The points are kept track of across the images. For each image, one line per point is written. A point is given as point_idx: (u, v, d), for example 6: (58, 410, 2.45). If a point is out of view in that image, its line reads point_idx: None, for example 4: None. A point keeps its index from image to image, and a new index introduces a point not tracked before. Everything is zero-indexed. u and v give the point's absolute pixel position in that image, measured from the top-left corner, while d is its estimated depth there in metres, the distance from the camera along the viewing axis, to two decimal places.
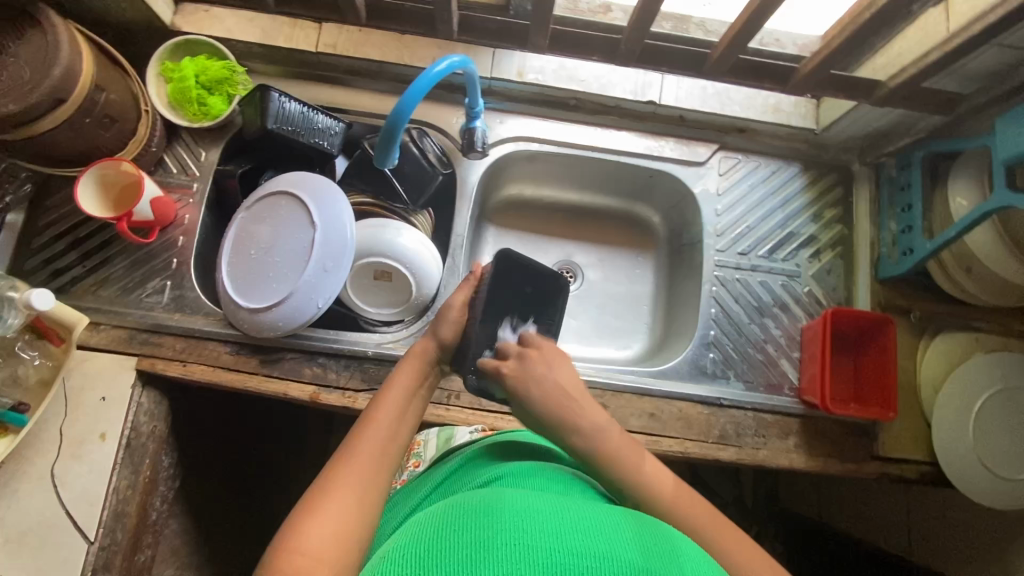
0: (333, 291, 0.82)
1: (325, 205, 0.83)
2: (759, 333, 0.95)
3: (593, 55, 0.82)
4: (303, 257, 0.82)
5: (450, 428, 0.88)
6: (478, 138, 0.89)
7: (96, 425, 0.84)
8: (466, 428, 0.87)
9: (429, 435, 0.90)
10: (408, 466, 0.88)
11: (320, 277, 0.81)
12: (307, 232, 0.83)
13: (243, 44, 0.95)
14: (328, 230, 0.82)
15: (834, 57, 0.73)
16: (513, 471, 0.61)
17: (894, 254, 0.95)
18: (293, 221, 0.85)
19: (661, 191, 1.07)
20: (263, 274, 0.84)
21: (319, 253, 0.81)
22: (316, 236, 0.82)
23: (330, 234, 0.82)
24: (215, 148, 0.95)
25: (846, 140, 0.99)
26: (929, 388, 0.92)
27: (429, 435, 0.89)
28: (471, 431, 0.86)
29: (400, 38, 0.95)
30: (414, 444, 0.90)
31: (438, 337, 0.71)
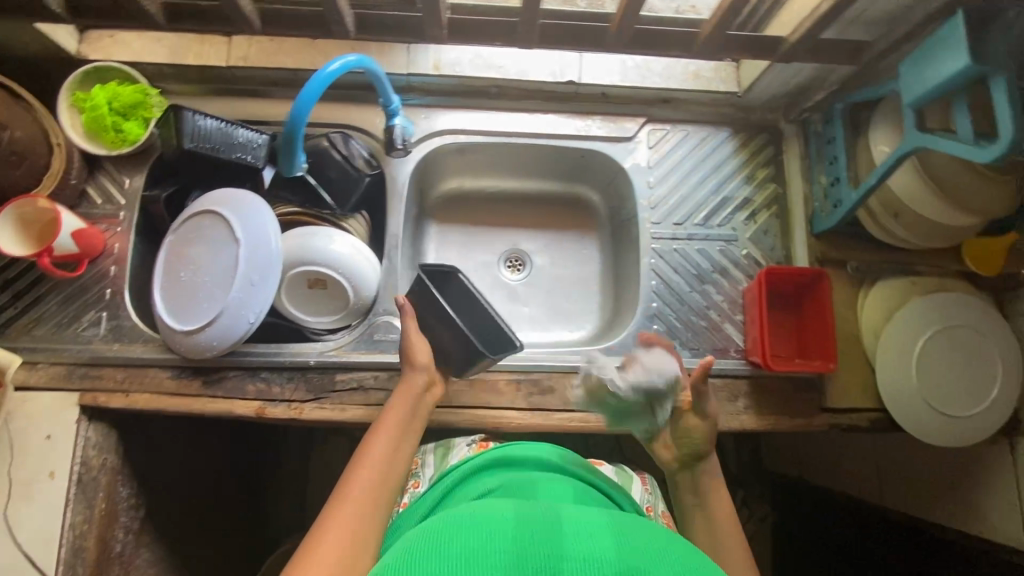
0: (263, 303, 0.81)
1: (248, 220, 0.83)
2: (701, 300, 0.96)
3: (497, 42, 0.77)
4: (230, 274, 0.82)
5: (447, 443, 0.88)
6: (399, 135, 0.92)
7: (45, 465, 0.84)
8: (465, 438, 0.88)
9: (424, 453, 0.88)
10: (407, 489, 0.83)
11: (250, 292, 0.80)
12: (233, 249, 0.82)
13: (153, 65, 0.93)
14: (252, 244, 0.82)
15: (732, 17, 0.73)
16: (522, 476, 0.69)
17: (826, 208, 0.95)
18: (220, 240, 0.84)
19: (596, 170, 1.07)
20: (195, 296, 0.83)
21: (246, 268, 0.81)
22: (242, 251, 0.81)
23: (255, 248, 0.81)
24: (139, 174, 0.94)
25: (770, 99, 0.99)
26: (871, 335, 0.94)
27: (424, 454, 0.88)
28: (469, 443, 0.86)
29: (311, 43, 0.94)
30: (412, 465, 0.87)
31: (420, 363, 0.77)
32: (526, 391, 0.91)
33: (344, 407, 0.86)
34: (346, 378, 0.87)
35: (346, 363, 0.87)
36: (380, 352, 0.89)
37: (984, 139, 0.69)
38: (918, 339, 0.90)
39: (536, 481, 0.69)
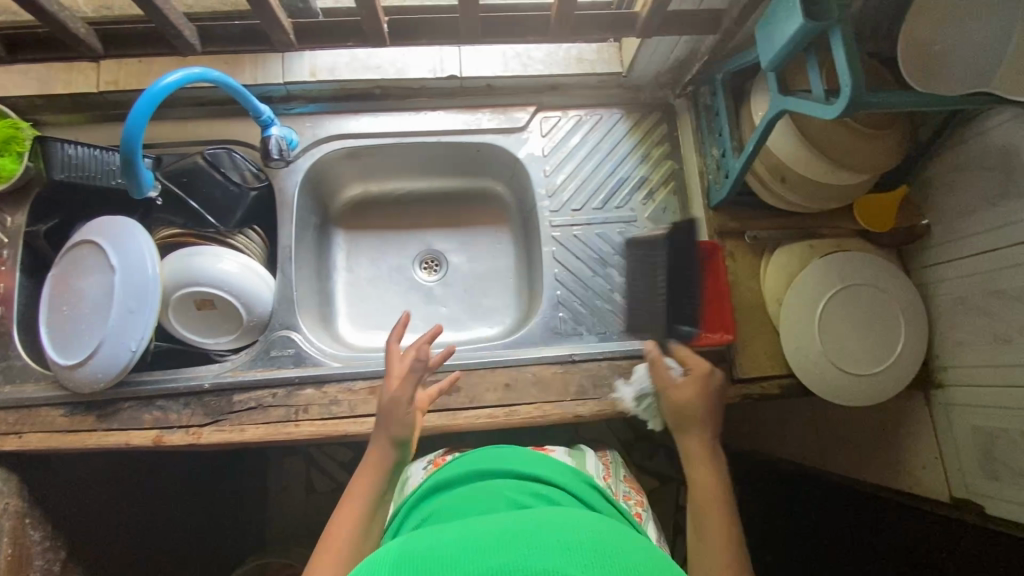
0: (141, 330, 0.80)
1: (122, 246, 0.81)
2: (605, 283, 0.95)
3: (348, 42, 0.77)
4: (109, 304, 0.80)
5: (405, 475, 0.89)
6: (274, 146, 0.90)
7: None
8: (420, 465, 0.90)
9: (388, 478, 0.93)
10: None
11: (129, 320, 0.79)
12: (110, 279, 0.80)
13: (22, 98, 0.91)
14: (128, 271, 0.80)
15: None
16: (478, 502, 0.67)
17: (719, 179, 0.94)
18: (98, 269, 0.82)
19: (496, 163, 1.06)
20: (77, 328, 0.82)
21: (125, 296, 0.79)
22: (119, 281, 0.80)
23: (133, 275, 0.80)
24: (19, 210, 0.91)
25: (657, 75, 0.98)
26: (775, 302, 0.93)
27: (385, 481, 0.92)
28: (424, 467, 0.89)
29: (182, 60, 0.92)
30: None
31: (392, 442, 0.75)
32: None
33: (243, 426, 0.84)
34: (243, 397, 0.86)
35: (243, 382, 0.86)
36: (279, 368, 0.88)
37: (838, 96, 0.68)
38: (820, 301, 0.89)
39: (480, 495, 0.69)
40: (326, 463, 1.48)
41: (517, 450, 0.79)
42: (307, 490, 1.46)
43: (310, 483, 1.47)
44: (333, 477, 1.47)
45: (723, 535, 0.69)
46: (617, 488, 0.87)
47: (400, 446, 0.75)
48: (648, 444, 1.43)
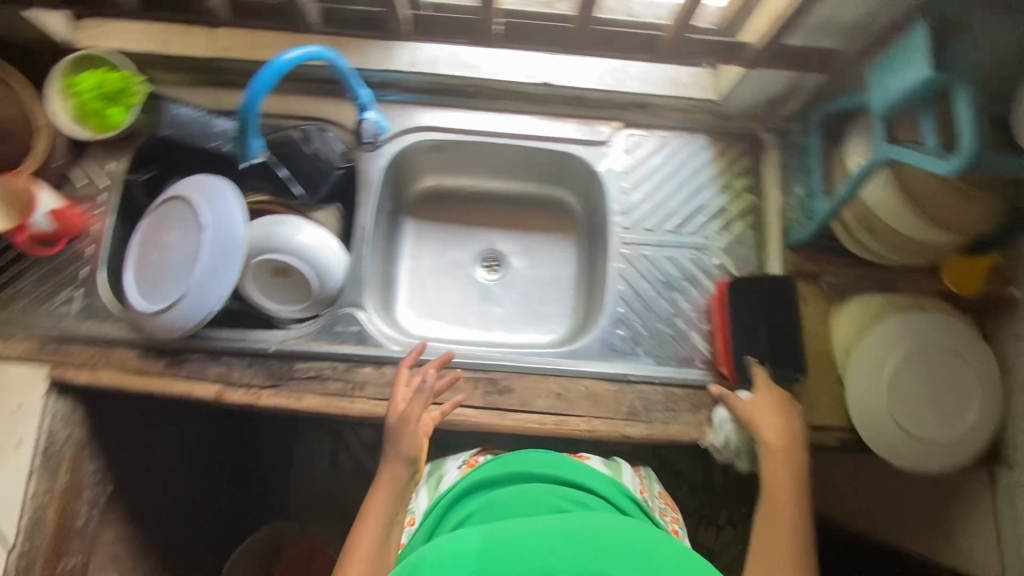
0: (221, 288, 0.83)
1: (214, 206, 0.84)
2: (669, 308, 0.94)
3: None
4: (196, 258, 0.84)
5: (438, 470, 0.87)
6: (368, 129, 0.94)
7: (11, 436, 0.86)
8: (453, 463, 0.87)
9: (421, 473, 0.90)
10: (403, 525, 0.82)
11: (214, 277, 0.82)
12: (200, 234, 0.84)
13: (141, 55, 0.96)
14: (220, 229, 0.83)
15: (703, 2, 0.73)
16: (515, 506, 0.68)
17: (801, 220, 0.93)
18: (191, 223, 0.86)
19: (573, 173, 1.06)
20: (163, 276, 0.86)
21: (213, 253, 0.83)
22: (208, 238, 0.83)
23: (223, 234, 0.83)
24: (122, 158, 0.97)
25: (750, 107, 0.97)
26: (842, 352, 0.91)
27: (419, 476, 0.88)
28: (457, 467, 0.86)
29: (291, 36, 0.96)
30: None
31: (403, 456, 0.82)
32: (484, 390, 0.89)
33: (301, 394, 0.87)
34: (305, 366, 0.89)
35: (307, 352, 0.89)
36: (340, 343, 0.91)
37: (952, 151, 0.66)
38: (890, 357, 0.87)
39: (518, 496, 0.69)
40: (353, 446, 1.46)
41: (552, 456, 0.78)
42: (331, 464, 1.45)
43: (334, 460, 1.46)
44: (357, 457, 1.45)
45: (789, 526, 0.76)
46: (653, 503, 0.86)
47: (410, 457, 0.82)
48: (673, 475, 1.40)
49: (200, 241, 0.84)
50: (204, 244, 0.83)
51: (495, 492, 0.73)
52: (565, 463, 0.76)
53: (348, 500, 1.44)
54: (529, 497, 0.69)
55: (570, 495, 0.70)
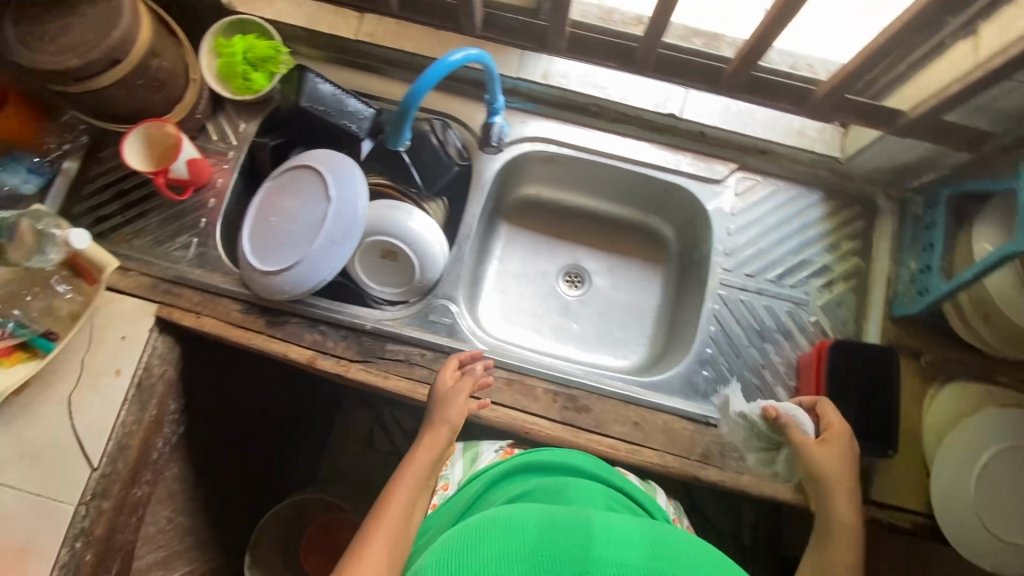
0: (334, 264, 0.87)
1: (341, 182, 0.88)
2: (758, 357, 0.93)
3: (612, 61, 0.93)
4: (316, 230, 0.87)
5: (474, 448, 0.88)
6: (495, 133, 0.95)
7: (113, 362, 0.91)
8: (490, 446, 0.88)
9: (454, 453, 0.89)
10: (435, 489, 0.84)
11: (331, 252, 0.86)
12: (323, 208, 0.87)
13: (290, 27, 1.01)
14: (343, 207, 0.87)
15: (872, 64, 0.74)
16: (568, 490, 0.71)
17: (910, 293, 0.91)
18: (314, 195, 0.89)
19: (676, 206, 1.07)
20: (279, 241, 0.89)
21: (334, 228, 0.86)
22: (330, 213, 0.87)
23: (347, 212, 0.87)
24: (253, 121, 1.01)
25: (872, 172, 0.96)
26: (932, 436, 0.88)
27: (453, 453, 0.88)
28: (494, 451, 0.86)
29: (434, 32, 0.99)
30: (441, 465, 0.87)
31: (450, 426, 0.81)
32: (562, 405, 0.90)
33: (386, 374, 0.89)
34: (395, 348, 0.91)
35: (400, 336, 0.92)
36: (431, 332, 0.93)
37: None
38: (985, 451, 0.84)
39: (574, 487, 0.71)
40: (392, 428, 1.48)
41: (601, 464, 0.80)
42: (366, 444, 1.47)
43: (370, 438, 1.48)
44: (396, 442, 1.47)
45: None
46: None
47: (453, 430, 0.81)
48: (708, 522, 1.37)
49: (321, 214, 0.88)
50: (326, 218, 0.87)
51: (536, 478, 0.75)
52: (600, 466, 0.79)
53: (377, 482, 1.45)
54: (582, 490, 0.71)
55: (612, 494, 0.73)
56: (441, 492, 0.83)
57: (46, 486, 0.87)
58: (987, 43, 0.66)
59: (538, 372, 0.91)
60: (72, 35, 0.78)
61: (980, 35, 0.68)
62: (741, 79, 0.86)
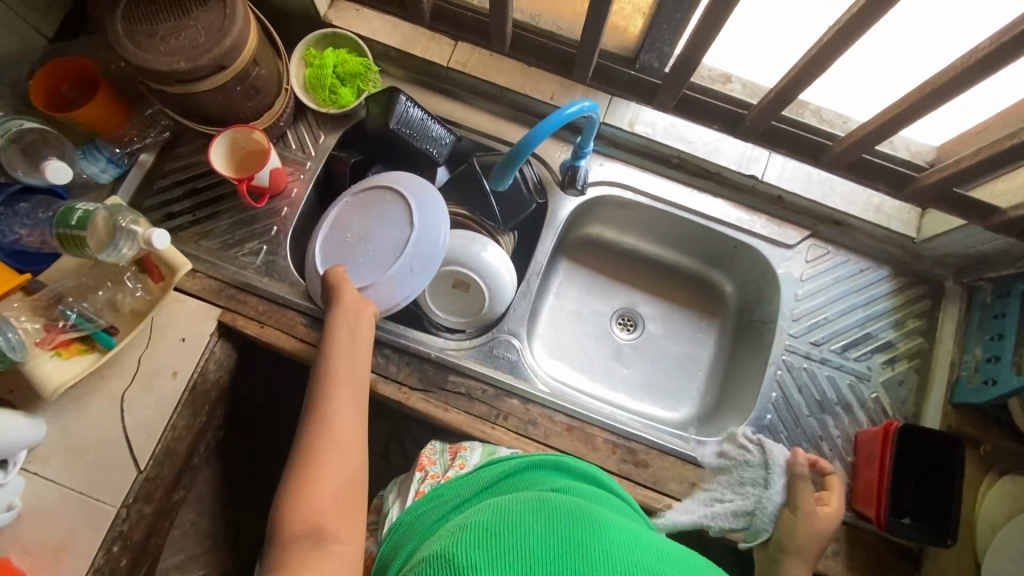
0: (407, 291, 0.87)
1: (426, 210, 0.89)
2: (817, 428, 0.93)
3: (717, 123, 0.97)
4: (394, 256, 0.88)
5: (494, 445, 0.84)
6: (580, 176, 0.95)
7: (170, 363, 0.89)
8: (507, 447, 0.84)
9: (474, 443, 0.84)
10: (450, 466, 0.80)
11: (409, 279, 0.87)
12: (406, 235, 0.88)
13: (382, 46, 1.01)
14: (427, 238, 0.88)
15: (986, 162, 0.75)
16: (600, 496, 0.68)
17: (974, 381, 0.91)
18: (396, 220, 0.91)
19: (742, 264, 1.07)
20: (353, 260, 0.90)
21: (415, 257, 0.88)
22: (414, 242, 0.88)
23: (430, 242, 0.88)
24: (334, 134, 1.01)
25: (946, 255, 0.97)
26: (988, 528, 0.87)
27: (473, 443, 0.84)
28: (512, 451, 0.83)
29: (526, 68, 0.99)
30: (459, 448, 0.83)
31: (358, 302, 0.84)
32: (620, 456, 0.89)
33: (447, 406, 0.89)
34: (457, 380, 0.90)
35: (463, 369, 0.90)
36: (494, 368, 0.92)
37: None
38: None
39: (600, 496, 0.69)
40: None
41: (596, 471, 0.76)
42: None
43: None
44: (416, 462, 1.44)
45: None
46: None
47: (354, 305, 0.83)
48: None
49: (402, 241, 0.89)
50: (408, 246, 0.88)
51: (567, 480, 0.70)
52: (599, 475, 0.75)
53: None
54: (608, 502, 0.68)
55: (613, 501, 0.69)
56: (455, 468, 0.79)
57: (89, 485, 0.84)
58: None
59: (599, 420, 0.90)
60: (183, 38, 0.78)
61: None
62: (846, 159, 0.89)
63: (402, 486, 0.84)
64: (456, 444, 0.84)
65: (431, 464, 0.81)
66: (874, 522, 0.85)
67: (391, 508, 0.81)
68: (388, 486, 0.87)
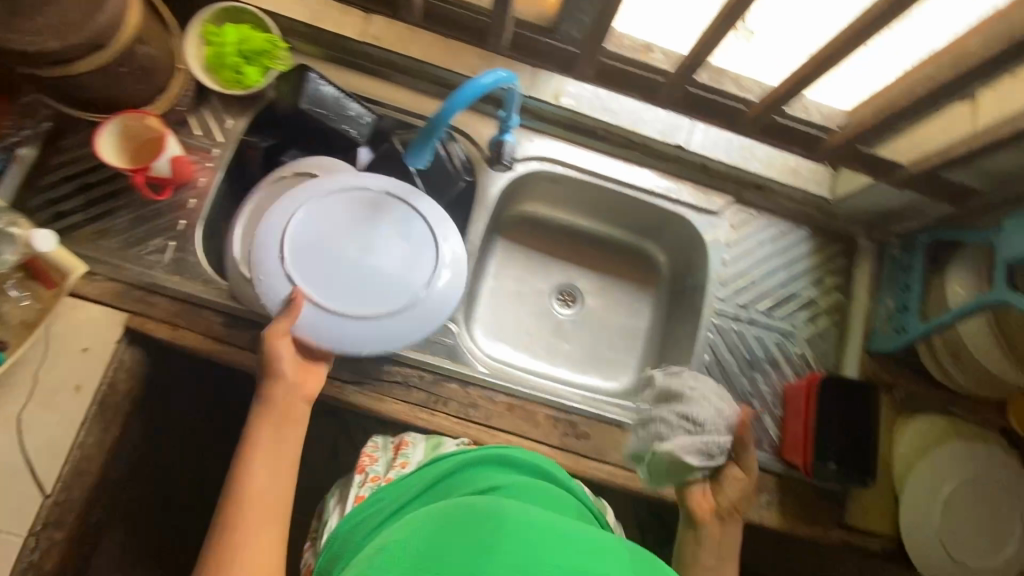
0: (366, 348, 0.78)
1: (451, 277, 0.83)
2: (748, 386, 0.97)
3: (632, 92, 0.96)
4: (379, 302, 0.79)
5: (437, 437, 0.82)
6: (507, 151, 0.92)
7: (73, 376, 0.81)
8: (453, 439, 0.83)
9: (417, 438, 0.82)
10: (393, 464, 0.78)
11: (378, 332, 0.78)
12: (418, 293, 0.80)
13: (288, 20, 0.94)
14: (426, 310, 0.80)
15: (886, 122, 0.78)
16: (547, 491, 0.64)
17: (887, 330, 0.97)
18: (404, 256, 0.81)
19: (672, 233, 1.08)
20: (328, 260, 0.78)
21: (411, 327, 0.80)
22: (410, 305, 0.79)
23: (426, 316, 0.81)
24: (242, 117, 0.93)
25: (858, 213, 1.01)
26: (904, 465, 0.94)
27: (417, 438, 0.82)
28: (457, 443, 0.81)
29: (445, 42, 0.95)
30: (402, 444, 0.81)
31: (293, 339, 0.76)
32: (563, 431, 0.89)
33: (384, 397, 0.86)
34: (392, 369, 0.87)
35: (397, 356, 0.88)
36: (431, 354, 0.89)
37: None
38: (944, 486, 0.92)
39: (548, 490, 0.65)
40: None
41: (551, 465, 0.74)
42: None
43: None
44: None
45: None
46: None
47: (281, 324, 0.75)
48: None
49: (403, 288, 0.79)
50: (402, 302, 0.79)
51: (511, 474, 0.67)
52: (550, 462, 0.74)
53: None
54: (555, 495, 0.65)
55: (555, 490, 0.66)
56: (399, 468, 0.76)
57: None
58: (987, 107, 0.72)
59: (539, 397, 0.90)
60: None
61: (980, 100, 0.73)
62: (760, 123, 0.91)
63: (341, 490, 0.81)
64: (399, 441, 0.82)
65: (372, 466, 0.78)
66: (800, 468, 0.90)
67: (331, 516, 0.77)
68: (327, 493, 0.83)
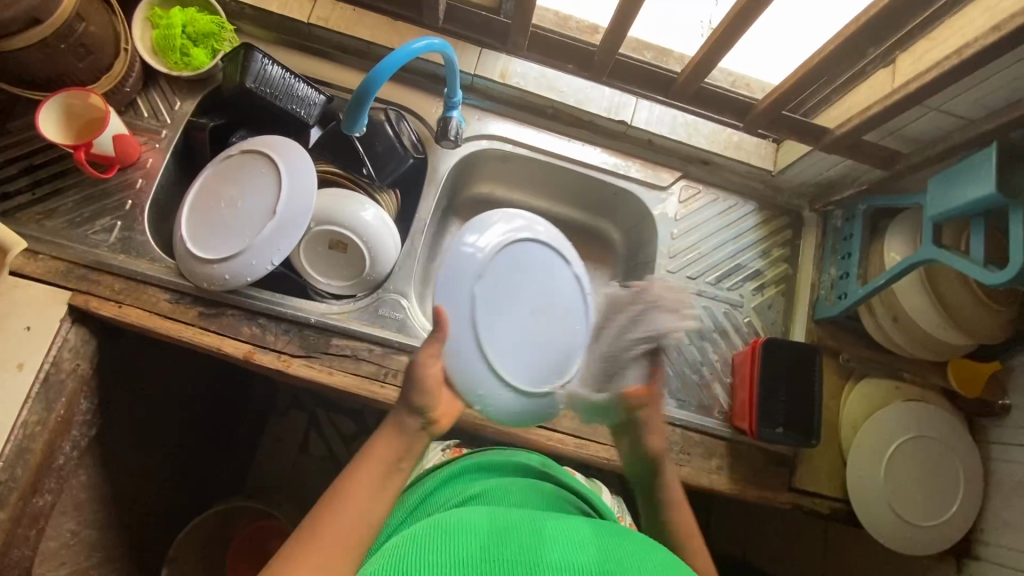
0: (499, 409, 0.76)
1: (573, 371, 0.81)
2: (697, 355, 0.98)
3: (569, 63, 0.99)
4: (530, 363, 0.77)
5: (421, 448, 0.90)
6: (452, 127, 0.94)
7: (15, 354, 0.81)
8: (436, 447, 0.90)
9: None
10: None
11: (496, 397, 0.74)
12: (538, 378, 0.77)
13: (236, 3, 0.95)
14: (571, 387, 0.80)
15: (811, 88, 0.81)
16: (526, 489, 0.68)
17: (830, 297, 0.99)
18: (570, 334, 0.81)
19: (624, 210, 1.10)
20: (508, 309, 0.78)
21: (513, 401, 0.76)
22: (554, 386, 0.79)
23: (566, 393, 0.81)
24: (191, 99, 0.95)
25: (800, 185, 1.04)
26: (849, 428, 0.96)
27: None
28: (442, 450, 0.89)
29: (391, 22, 0.97)
30: None
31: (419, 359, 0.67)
32: None
33: (332, 370, 0.86)
34: (341, 343, 0.88)
35: (346, 330, 0.88)
36: (381, 327, 0.90)
37: (994, 265, 0.74)
38: (888, 445, 0.93)
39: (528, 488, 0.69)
40: (328, 431, 1.40)
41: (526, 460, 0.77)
42: (300, 448, 1.39)
43: (305, 443, 1.39)
44: (330, 446, 1.39)
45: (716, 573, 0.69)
46: None
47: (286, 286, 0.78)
48: None
49: (563, 363, 0.79)
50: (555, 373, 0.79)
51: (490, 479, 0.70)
52: (523, 457, 0.78)
53: (310, 490, 1.36)
54: (535, 491, 0.69)
55: (549, 488, 0.71)
56: None
57: None
58: (902, 73, 0.74)
59: None
60: None
61: (898, 63, 0.75)
62: (691, 88, 0.89)
63: None
64: None
65: None
66: (748, 433, 0.92)
67: None
68: None
